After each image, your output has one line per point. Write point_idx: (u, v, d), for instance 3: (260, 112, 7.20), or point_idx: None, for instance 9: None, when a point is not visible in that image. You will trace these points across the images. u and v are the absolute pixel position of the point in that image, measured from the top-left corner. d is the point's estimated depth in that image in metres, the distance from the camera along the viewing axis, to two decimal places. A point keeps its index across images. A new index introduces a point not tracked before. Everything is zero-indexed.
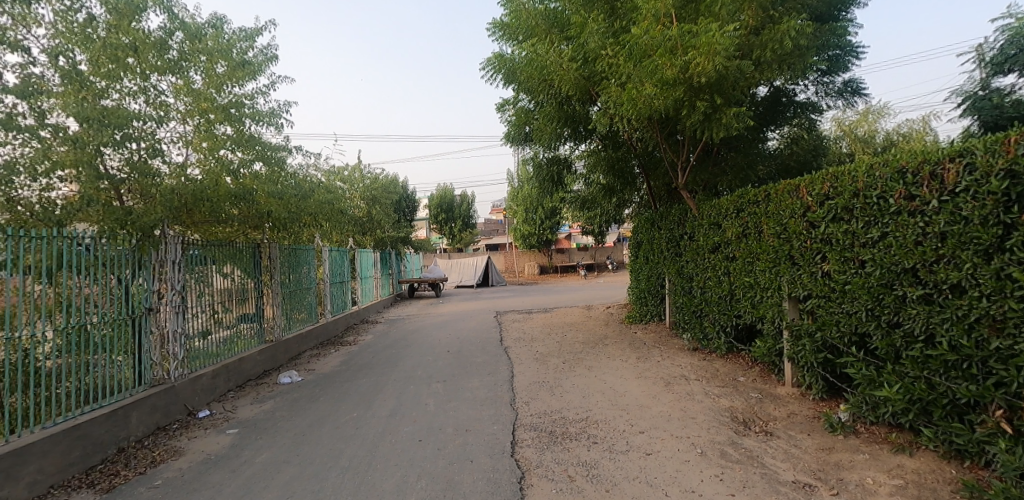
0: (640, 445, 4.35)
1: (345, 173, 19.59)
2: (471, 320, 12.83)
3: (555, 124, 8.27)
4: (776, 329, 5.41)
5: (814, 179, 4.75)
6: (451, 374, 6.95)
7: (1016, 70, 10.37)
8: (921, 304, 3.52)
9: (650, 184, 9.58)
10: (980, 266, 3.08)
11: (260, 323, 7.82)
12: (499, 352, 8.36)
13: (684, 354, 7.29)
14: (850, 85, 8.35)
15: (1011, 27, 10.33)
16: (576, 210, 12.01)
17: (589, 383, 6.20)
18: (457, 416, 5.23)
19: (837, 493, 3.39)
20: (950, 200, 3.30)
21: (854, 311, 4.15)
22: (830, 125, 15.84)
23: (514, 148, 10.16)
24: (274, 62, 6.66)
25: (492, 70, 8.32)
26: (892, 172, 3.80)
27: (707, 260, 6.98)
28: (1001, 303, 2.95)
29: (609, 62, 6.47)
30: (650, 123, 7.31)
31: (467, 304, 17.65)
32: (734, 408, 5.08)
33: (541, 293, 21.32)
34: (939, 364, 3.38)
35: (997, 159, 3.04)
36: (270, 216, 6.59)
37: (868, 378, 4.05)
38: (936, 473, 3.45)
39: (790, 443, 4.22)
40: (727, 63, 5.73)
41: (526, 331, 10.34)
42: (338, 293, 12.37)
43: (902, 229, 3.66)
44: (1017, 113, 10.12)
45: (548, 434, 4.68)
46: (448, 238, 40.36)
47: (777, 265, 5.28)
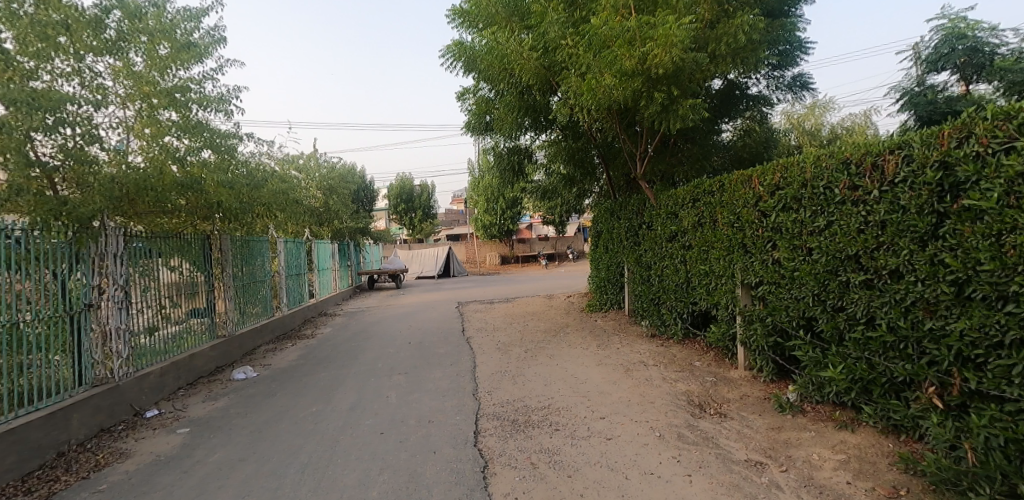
0: (600, 431, 4.43)
1: (300, 162, 18.85)
2: (433, 311, 12.73)
3: (516, 114, 8.21)
4: (729, 314, 5.59)
5: (765, 170, 4.91)
6: (413, 366, 6.88)
7: (949, 69, 11.00)
8: (863, 289, 3.72)
9: (609, 174, 9.70)
10: (915, 252, 3.28)
11: (211, 318, 7.51)
12: (461, 342, 8.31)
13: (642, 340, 7.45)
14: (799, 79, 8.65)
15: (945, 27, 10.97)
16: (537, 200, 12.07)
17: (551, 371, 6.26)
18: (419, 408, 5.19)
19: (785, 470, 3.57)
20: (890, 190, 3.49)
21: (802, 296, 4.35)
22: (780, 118, 16.43)
23: (474, 138, 10.10)
24: (222, 44, 6.38)
25: (452, 58, 8.20)
26: (838, 163, 3.98)
27: (664, 249, 7.14)
28: (934, 287, 3.14)
29: (570, 51, 6.53)
30: (610, 113, 7.39)
31: (427, 295, 17.48)
32: (690, 391, 5.24)
33: (503, 283, 21.39)
34: (879, 345, 3.59)
35: (932, 151, 3.21)
36: (221, 206, 6.32)
37: (814, 359, 4.25)
38: (875, 447, 3.67)
39: (742, 424, 4.39)
40: (684, 56, 5.77)
41: (488, 321, 10.33)
42: (294, 286, 12.03)
43: (846, 218, 3.86)
44: (950, 109, 10.71)
45: (510, 423, 4.70)
46: (408, 229, 39.75)
47: (731, 254, 5.46)
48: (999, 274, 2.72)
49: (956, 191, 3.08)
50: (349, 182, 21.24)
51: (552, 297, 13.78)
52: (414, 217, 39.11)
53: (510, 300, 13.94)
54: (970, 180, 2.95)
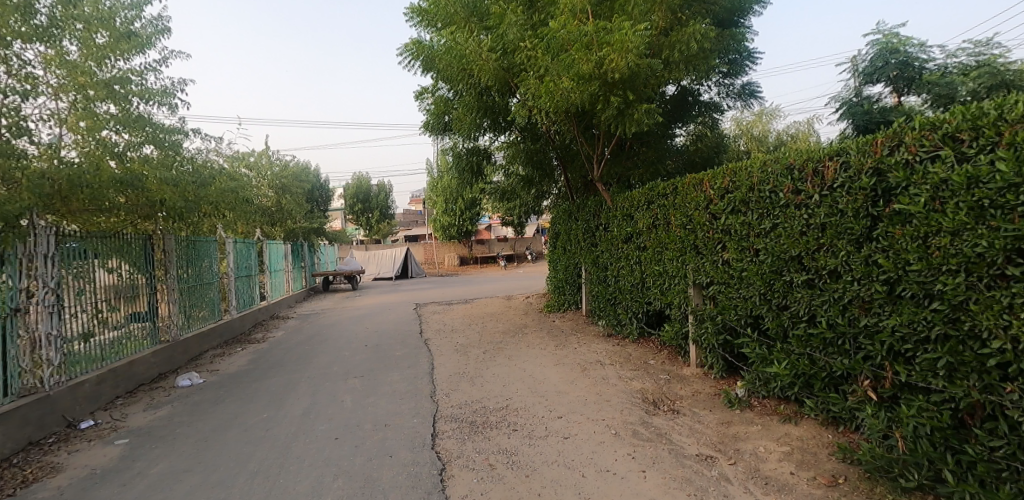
0: (558, 430, 4.47)
1: (251, 159, 18.16)
2: (392, 312, 12.54)
3: (474, 115, 8.20)
4: (682, 313, 5.77)
5: (715, 174, 5.08)
6: (369, 369, 6.75)
7: (883, 81, 11.70)
8: (805, 288, 3.92)
9: (567, 176, 9.82)
10: (852, 253, 3.48)
11: (153, 323, 7.13)
12: (419, 344, 8.22)
13: (599, 340, 7.57)
14: (747, 88, 8.99)
15: (879, 42, 11.69)
16: (497, 201, 12.09)
17: (509, 372, 6.28)
18: (376, 411, 5.10)
19: (734, 463, 3.72)
20: (829, 194, 3.69)
21: (749, 295, 4.54)
22: (730, 124, 17.08)
23: (433, 138, 10.04)
24: (166, 35, 6.11)
25: (410, 57, 8.12)
26: (783, 169, 4.17)
27: (620, 250, 7.29)
28: (868, 286, 3.34)
29: (529, 54, 6.61)
30: (567, 116, 7.48)
31: (385, 297, 17.20)
32: (644, 389, 5.36)
33: (462, 284, 21.33)
34: (819, 341, 3.79)
35: (867, 158, 3.42)
36: (163, 204, 6.03)
37: (760, 356, 4.44)
38: (816, 438, 3.86)
39: (694, 419, 4.54)
40: (639, 62, 5.89)
41: (446, 322, 10.26)
42: (245, 288, 11.59)
43: (790, 221, 4.05)
44: (883, 119, 11.39)
45: (469, 424, 4.69)
46: (365, 229, 39.01)
47: (683, 255, 5.63)
48: (926, 274, 2.92)
49: (887, 196, 3.28)
50: (303, 181, 20.62)
51: (511, 298, 13.82)
52: (371, 218, 38.44)
53: (468, 301, 13.90)
54: (900, 185, 3.15)
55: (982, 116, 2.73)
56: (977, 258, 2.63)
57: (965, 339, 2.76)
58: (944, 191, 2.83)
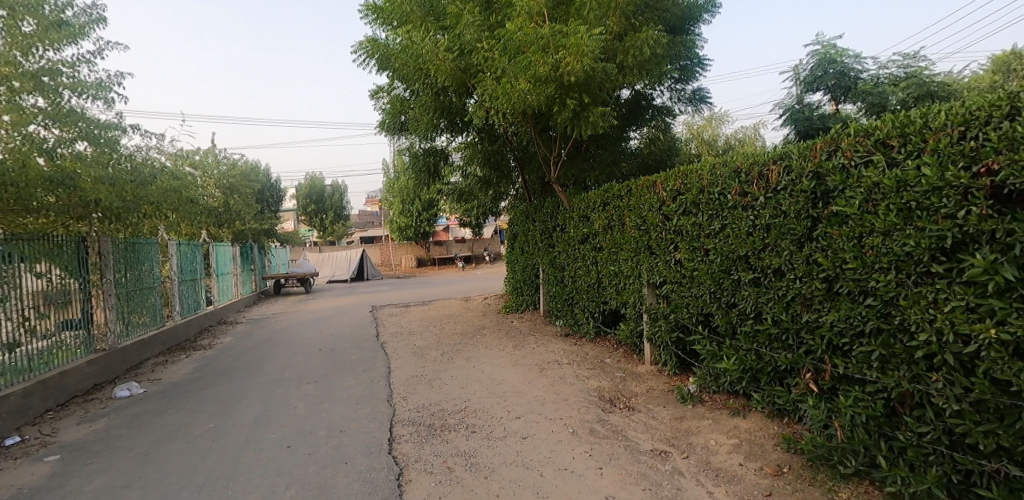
0: (516, 430, 4.49)
1: (196, 157, 17.34)
2: (347, 315, 12.26)
3: (431, 115, 8.12)
4: (636, 312, 5.90)
5: (668, 176, 5.22)
6: (324, 374, 6.57)
7: (822, 89, 12.34)
8: (752, 286, 4.09)
9: (525, 178, 9.87)
10: (794, 252, 3.66)
11: (88, 331, 6.71)
12: (375, 347, 8.08)
13: (556, 340, 7.65)
14: (698, 93, 9.29)
15: (819, 52, 12.33)
16: (454, 202, 12.02)
17: (468, 373, 6.25)
18: (331, 417, 4.97)
19: (686, 457, 3.84)
20: (773, 197, 3.87)
21: (700, 294, 4.69)
22: (682, 128, 17.59)
23: (389, 138, 9.90)
24: (102, 25, 5.76)
25: (364, 55, 7.97)
26: (731, 172, 4.33)
27: (576, 251, 7.39)
28: (809, 284, 3.51)
29: (486, 55, 6.62)
30: (524, 117, 7.52)
31: (340, 300, 16.79)
32: (600, 387, 5.45)
33: (420, 286, 21.11)
34: (765, 337, 3.96)
35: (807, 162, 3.59)
36: (99, 205, 5.69)
37: (711, 352, 4.60)
38: (763, 430, 4.03)
39: (648, 415, 4.65)
40: (594, 65, 5.98)
41: (403, 325, 10.11)
42: (189, 292, 11.06)
43: (737, 222, 4.21)
44: (822, 125, 12.01)
45: (427, 428, 4.64)
46: (319, 230, 38.00)
47: (637, 255, 5.76)
48: (861, 272, 3.10)
49: (826, 198, 3.46)
50: (252, 180, 19.86)
51: (468, 299, 13.78)
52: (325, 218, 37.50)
53: (426, 303, 13.77)
54: (837, 188, 3.33)
55: (909, 124, 2.92)
56: (906, 256, 2.81)
57: (896, 332, 2.95)
58: (877, 193, 3.01)
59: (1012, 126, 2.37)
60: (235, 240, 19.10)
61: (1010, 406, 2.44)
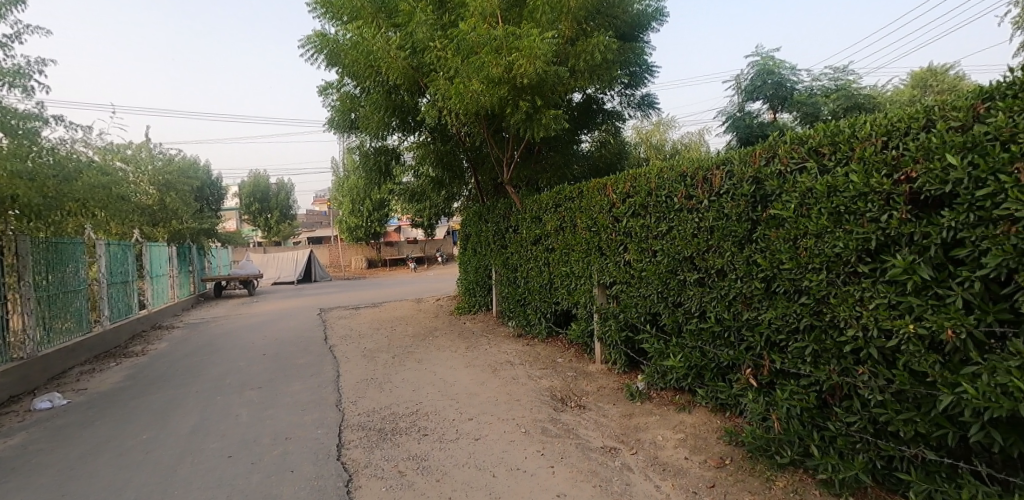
0: (469, 432, 4.47)
1: (128, 153, 16.29)
2: (294, 318, 11.85)
3: (382, 113, 7.98)
4: (587, 312, 6.01)
5: (617, 179, 5.35)
6: (269, 380, 6.33)
7: (761, 99, 12.98)
8: (696, 286, 4.25)
9: (478, 178, 9.85)
10: (735, 253, 3.83)
11: (2, 338, 6.16)
12: (323, 351, 7.85)
13: (509, 341, 7.68)
14: (647, 99, 9.56)
15: (758, 63, 12.97)
16: (406, 203, 11.86)
17: (420, 376, 6.18)
18: (276, 424, 4.79)
19: (635, 453, 3.94)
20: (716, 200, 4.03)
21: (648, 294, 4.83)
22: (631, 132, 18.07)
23: (338, 135, 9.67)
24: (19, 7, 5.32)
25: (313, 50, 7.75)
26: (677, 176, 4.48)
27: (529, 252, 7.44)
28: (749, 283, 3.69)
29: (439, 54, 6.57)
30: (477, 118, 7.52)
31: (287, 302, 16.20)
32: (552, 387, 5.52)
33: (372, 287, 20.70)
34: (709, 334, 4.12)
35: (747, 167, 3.76)
36: (15, 201, 5.24)
37: (658, 350, 4.74)
38: (707, 424, 4.19)
39: (599, 413, 4.75)
40: (547, 69, 6.05)
41: (353, 327, 9.87)
42: (119, 296, 10.37)
43: (683, 224, 4.37)
44: (761, 132, 12.63)
45: (377, 432, 4.55)
46: (264, 231, 36.57)
47: (588, 256, 5.87)
48: (796, 272, 3.28)
49: (764, 202, 3.64)
50: (190, 178, 18.81)
51: (420, 301, 13.64)
52: (270, 218, 36.14)
53: (376, 305, 13.51)
54: (775, 193, 3.51)
55: (838, 133, 3.11)
56: (836, 257, 3.00)
57: (827, 328, 3.13)
58: (810, 198, 3.19)
59: (928, 136, 2.57)
60: (171, 240, 18.04)
61: (925, 395, 2.64)
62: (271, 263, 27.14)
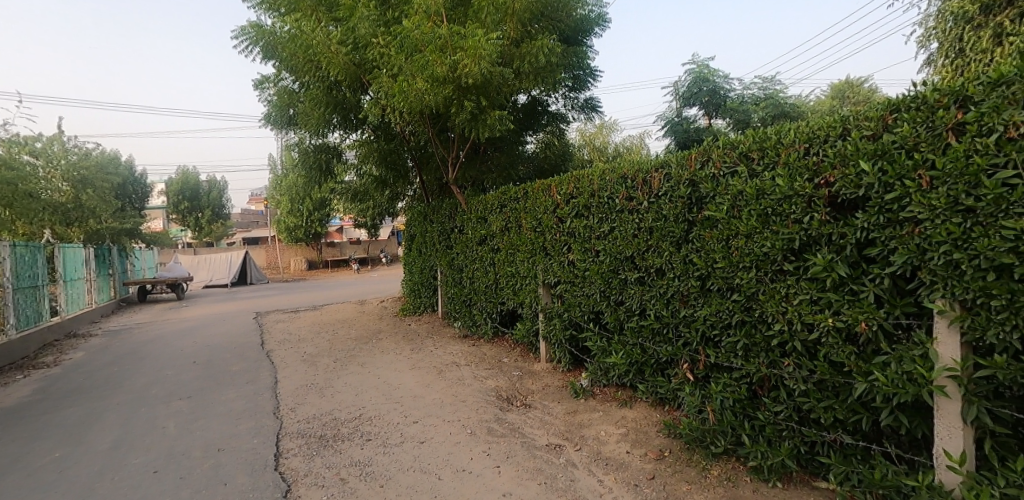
0: (413, 435, 4.41)
1: (38, 146, 14.93)
2: (228, 323, 11.26)
3: (323, 109, 7.73)
4: (532, 312, 6.08)
5: (561, 180, 5.43)
6: (199, 389, 5.98)
7: (697, 105, 13.53)
8: (637, 285, 4.39)
9: (422, 178, 9.65)
10: (673, 253, 3.98)
11: None
12: (260, 357, 7.51)
13: (454, 342, 7.64)
14: (590, 102, 9.71)
15: (695, 71, 13.54)
16: (349, 202, 11.56)
17: (363, 380, 6.04)
18: (207, 436, 4.54)
19: (579, 449, 4.03)
20: (655, 202, 4.17)
21: (591, 293, 4.94)
22: (575, 135, 18.46)
23: (276, 131, 9.35)
24: None
25: (247, 41, 7.43)
26: (619, 178, 4.60)
27: (474, 252, 7.43)
28: (686, 282, 3.84)
29: (382, 51, 6.45)
30: (421, 117, 7.42)
31: (221, 306, 15.37)
32: (498, 387, 5.54)
33: (314, 289, 20.03)
34: (649, 331, 4.26)
35: (684, 170, 3.91)
36: None
37: (601, 348, 4.86)
38: (647, 418, 4.33)
39: (544, 411, 4.81)
40: (492, 69, 6.07)
41: (292, 332, 9.50)
42: (26, 302, 9.48)
43: (624, 224, 4.50)
44: (697, 137, 13.16)
45: (318, 439, 4.41)
46: (194, 231, 34.56)
47: (533, 256, 5.93)
48: (728, 270, 3.45)
49: (699, 203, 3.81)
50: (110, 174, 17.46)
51: (364, 303, 13.32)
52: (201, 217, 34.19)
53: (317, 308, 13.08)
54: (709, 195, 3.67)
55: (766, 139, 3.30)
56: (764, 256, 3.18)
57: (756, 323, 3.32)
58: (741, 200, 3.37)
59: (844, 144, 2.76)
60: (89, 241, 16.71)
61: (843, 383, 2.85)
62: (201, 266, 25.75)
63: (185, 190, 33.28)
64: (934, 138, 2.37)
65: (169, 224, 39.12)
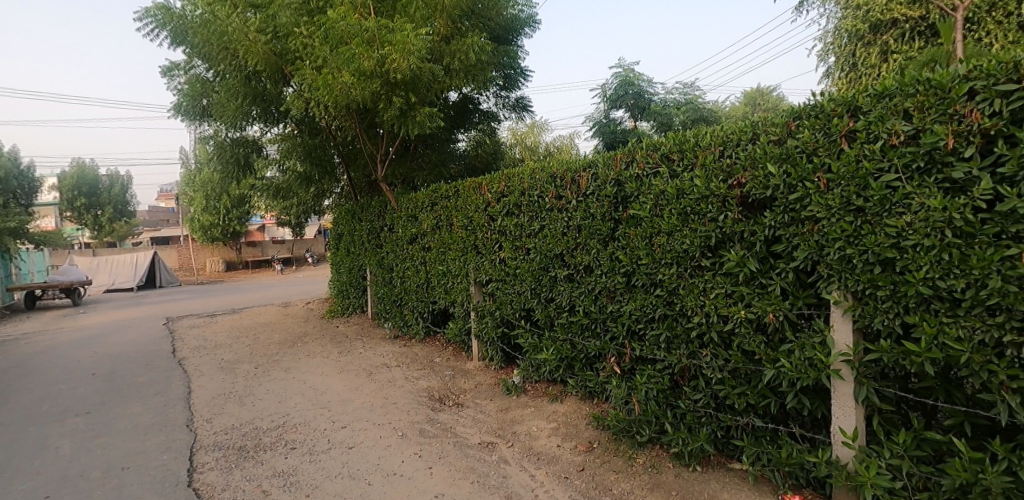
0: (341, 441, 4.27)
1: None
2: (134, 330, 10.38)
3: (240, 101, 7.32)
4: (464, 311, 6.07)
5: (492, 179, 5.45)
6: (99, 403, 5.47)
7: (623, 108, 13.99)
8: (566, 282, 4.49)
9: (349, 175, 9.38)
10: (600, 251, 4.10)
11: None
12: (171, 366, 6.98)
13: (385, 343, 7.48)
14: (520, 102, 9.76)
15: (621, 74, 14.00)
16: (271, 199, 11.01)
17: (287, 386, 5.77)
18: (108, 454, 4.16)
19: (511, 446, 4.07)
20: (584, 200, 4.27)
21: (522, 290, 5.00)
22: (506, 134, 18.63)
23: (188, 122, 8.76)
24: None
25: (152, 24, 6.90)
26: (548, 177, 4.67)
27: (405, 251, 7.30)
28: (612, 278, 3.97)
29: (304, 41, 6.18)
30: (348, 111, 7.19)
31: (127, 312, 14.13)
32: (430, 387, 5.48)
33: (235, 292, 18.90)
34: (578, 327, 4.37)
35: (610, 170, 4.03)
36: None
37: (532, 345, 4.93)
38: (576, 411, 4.45)
39: (477, 410, 4.81)
40: (421, 65, 5.99)
41: (208, 337, 8.91)
42: None
43: (553, 223, 4.58)
44: (622, 139, 13.59)
45: (237, 451, 4.16)
46: (94, 230, 31.53)
47: (465, 255, 5.91)
48: (651, 266, 3.60)
49: (624, 202, 3.94)
50: None
51: (288, 305, 12.73)
52: (102, 215, 31.27)
53: (235, 311, 12.35)
54: (634, 194, 3.81)
55: (685, 142, 3.46)
56: (684, 253, 3.35)
57: (677, 317, 3.49)
58: (663, 200, 3.52)
59: (754, 148, 2.96)
60: None
61: (754, 371, 3.05)
62: (101, 267, 23.22)
63: (81, 185, 30.39)
64: (830, 144, 2.58)
65: (62, 222, 35.33)
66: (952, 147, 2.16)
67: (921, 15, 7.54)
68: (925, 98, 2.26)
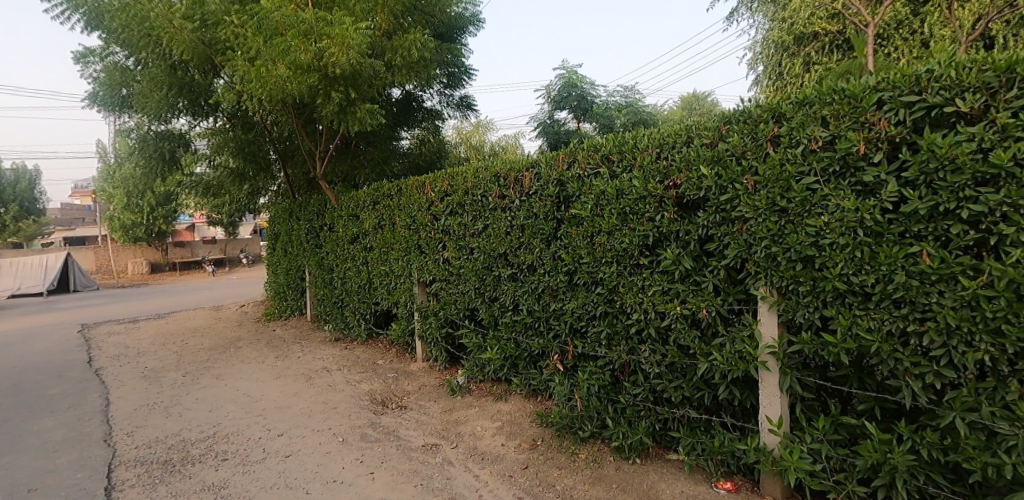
0: (278, 450, 4.11)
1: None
2: (43, 339, 9.54)
3: (164, 91, 6.88)
4: (408, 311, 5.98)
5: (436, 177, 5.41)
6: (2, 420, 5.00)
7: (567, 109, 14.21)
8: (510, 281, 4.52)
9: (286, 172, 9.03)
10: (543, 250, 4.15)
11: None
12: (88, 376, 6.48)
13: (325, 346, 7.26)
14: (465, 100, 9.73)
15: (564, 76, 14.20)
16: (201, 197, 10.41)
17: (219, 393, 5.50)
18: (13, 476, 3.81)
19: (454, 447, 4.05)
20: (527, 200, 4.30)
21: (466, 290, 4.99)
22: (451, 132, 18.54)
23: (106, 113, 8.15)
24: None
25: (62, 5, 6.38)
26: (491, 176, 4.67)
27: (346, 251, 7.11)
28: (555, 277, 4.03)
29: (236, 31, 5.90)
30: (285, 106, 6.93)
31: (34, 319, 12.94)
32: (372, 390, 5.38)
33: (162, 294, 17.78)
34: (522, 325, 4.41)
35: (552, 170, 4.08)
36: None
37: (477, 345, 4.93)
38: (520, 410, 4.49)
39: (420, 412, 4.76)
40: (361, 60, 5.85)
41: (131, 345, 8.34)
42: None
43: (497, 222, 4.59)
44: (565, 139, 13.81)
45: (162, 465, 3.92)
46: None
47: (408, 254, 5.83)
48: (593, 265, 3.68)
49: (566, 202, 4.00)
50: None
51: (220, 309, 12.11)
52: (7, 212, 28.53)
53: (161, 316, 11.61)
54: (576, 194, 3.87)
55: (624, 143, 3.56)
56: (623, 252, 3.44)
57: (617, 314, 3.58)
58: (603, 200, 3.60)
59: (689, 150, 3.08)
60: None
61: (689, 364, 3.18)
62: (6, 270, 21.08)
63: None
64: (757, 148, 2.73)
65: None
66: (863, 152, 2.33)
67: (838, 29, 8.09)
68: (840, 107, 2.42)
